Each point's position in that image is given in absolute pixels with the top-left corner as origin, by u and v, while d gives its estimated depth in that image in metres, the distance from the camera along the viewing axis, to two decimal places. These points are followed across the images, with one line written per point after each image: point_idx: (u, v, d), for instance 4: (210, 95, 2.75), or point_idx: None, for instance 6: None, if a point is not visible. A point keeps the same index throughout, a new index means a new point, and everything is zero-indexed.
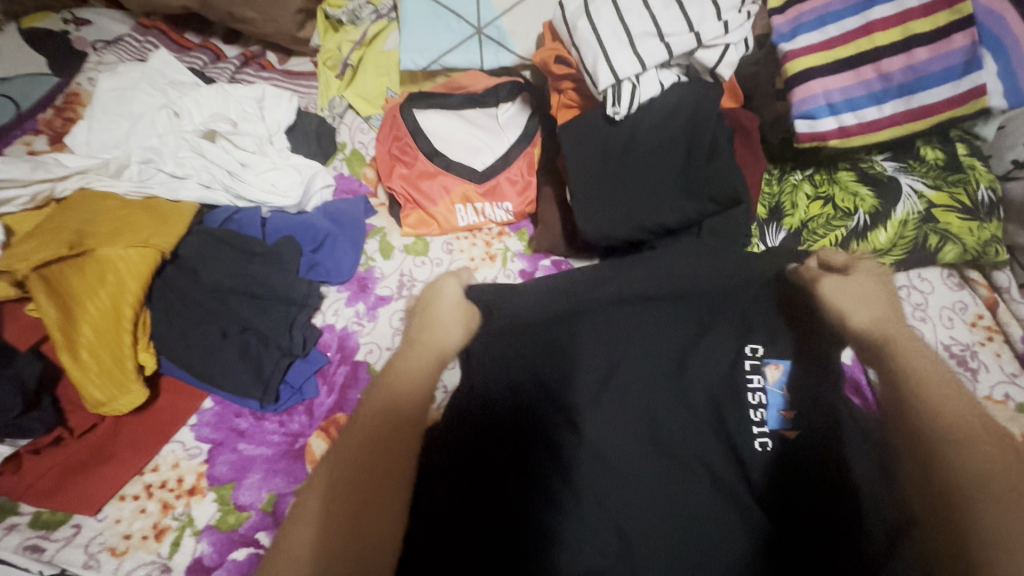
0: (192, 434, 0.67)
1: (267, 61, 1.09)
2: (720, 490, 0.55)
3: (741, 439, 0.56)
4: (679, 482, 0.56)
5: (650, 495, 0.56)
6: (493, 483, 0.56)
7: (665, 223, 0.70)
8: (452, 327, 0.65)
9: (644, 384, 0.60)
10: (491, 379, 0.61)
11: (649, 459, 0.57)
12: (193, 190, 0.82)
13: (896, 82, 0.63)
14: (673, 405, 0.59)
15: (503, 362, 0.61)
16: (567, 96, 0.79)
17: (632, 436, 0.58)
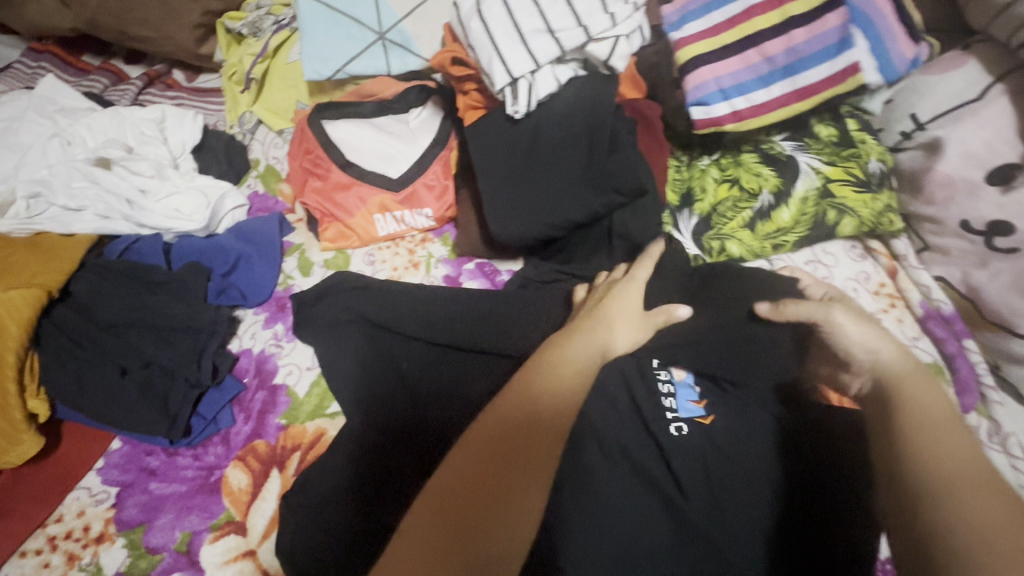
0: (98, 478, 0.64)
1: (173, 80, 1.05)
2: (640, 477, 0.60)
3: (657, 425, 0.62)
4: (602, 481, 0.59)
5: (626, 521, 0.57)
6: None
7: (573, 219, 0.70)
8: (630, 327, 0.60)
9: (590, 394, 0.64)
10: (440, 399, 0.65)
11: (622, 481, 0.59)
12: (89, 222, 0.78)
13: (780, 64, 0.64)
14: (606, 410, 0.63)
15: (443, 377, 0.66)
16: (471, 97, 0.77)
17: (601, 456, 0.60)
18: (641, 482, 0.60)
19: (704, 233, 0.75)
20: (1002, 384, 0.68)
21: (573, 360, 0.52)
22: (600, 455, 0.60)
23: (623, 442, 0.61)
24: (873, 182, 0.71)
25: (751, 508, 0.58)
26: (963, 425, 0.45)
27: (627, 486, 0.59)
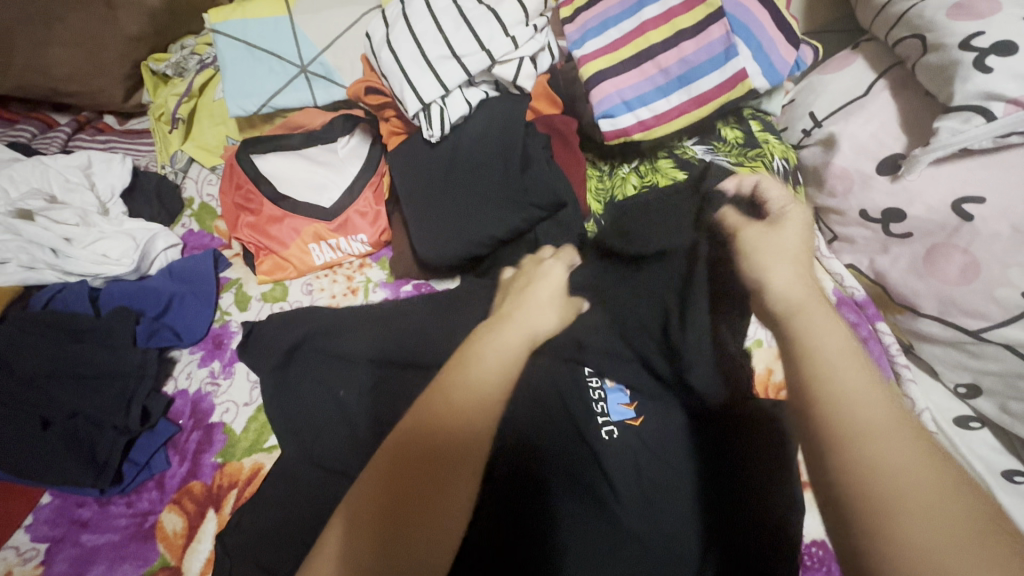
0: (27, 535, 0.63)
1: (105, 124, 1.05)
2: (575, 481, 0.59)
3: (589, 430, 0.62)
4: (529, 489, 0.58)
5: (585, 521, 0.57)
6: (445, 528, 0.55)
7: (496, 235, 0.72)
8: (546, 310, 0.60)
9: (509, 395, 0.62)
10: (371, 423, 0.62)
11: (570, 479, 0.59)
12: (13, 274, 0.77)
13: (675, 74, 0.68)
14: (536, 413, 0.62)
15: (376, 396, 0.65)
16: (391, 123, 0.79)
17: (550, 452, 0.60)
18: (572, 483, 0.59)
19: None
20: (914, 360, 0.71)
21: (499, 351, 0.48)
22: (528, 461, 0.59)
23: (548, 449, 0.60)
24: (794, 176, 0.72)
25: (677, 500, 0.59)
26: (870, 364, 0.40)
27: (561, 489, 0.58)
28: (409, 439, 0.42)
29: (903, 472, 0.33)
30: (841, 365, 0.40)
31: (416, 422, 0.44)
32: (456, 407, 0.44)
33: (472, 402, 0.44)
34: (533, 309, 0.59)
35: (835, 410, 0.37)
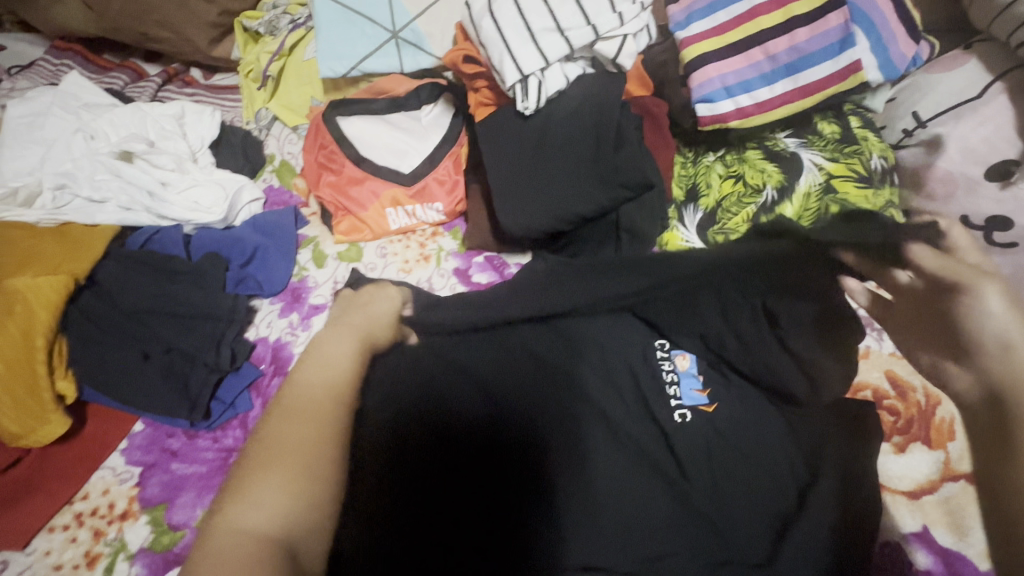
0: (122, 458, 0.66)
1: (191, 77, 1.08)
2: (641, 457, 0.63)
3: (661, 411, 0.65)
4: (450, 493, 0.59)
5: (630, 494, 0.60)
6: (466, 486, 0.60)
7: (582, 213, 0.73)
8: (379, 315, 0.69)
9: (409, 391, 0.64)
10: (432, 383, 0.65)
11: (617, 451, 0.63)
12: (112, 212, 0.80)
13: (783, 63, 0.66)
14: (531, 385, 0.67)
15: (438, 357, 0.67)
16: (482, 93, 0.80)
17: (584, 423, 0.65)
18: (524, 458, 0.62)
19: (709, 227, 0.78)
20: None
21: (318, 369, 0.61)
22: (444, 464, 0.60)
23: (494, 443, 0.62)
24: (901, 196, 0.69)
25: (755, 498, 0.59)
26: None
27: (575, 460, 0.62)
28: (298, 434, 0.55)
29: None
30: None
31: (281, 416, 0.57)
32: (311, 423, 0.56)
33: (314, 403, 0.58)
34: (367, 313, 0.69)
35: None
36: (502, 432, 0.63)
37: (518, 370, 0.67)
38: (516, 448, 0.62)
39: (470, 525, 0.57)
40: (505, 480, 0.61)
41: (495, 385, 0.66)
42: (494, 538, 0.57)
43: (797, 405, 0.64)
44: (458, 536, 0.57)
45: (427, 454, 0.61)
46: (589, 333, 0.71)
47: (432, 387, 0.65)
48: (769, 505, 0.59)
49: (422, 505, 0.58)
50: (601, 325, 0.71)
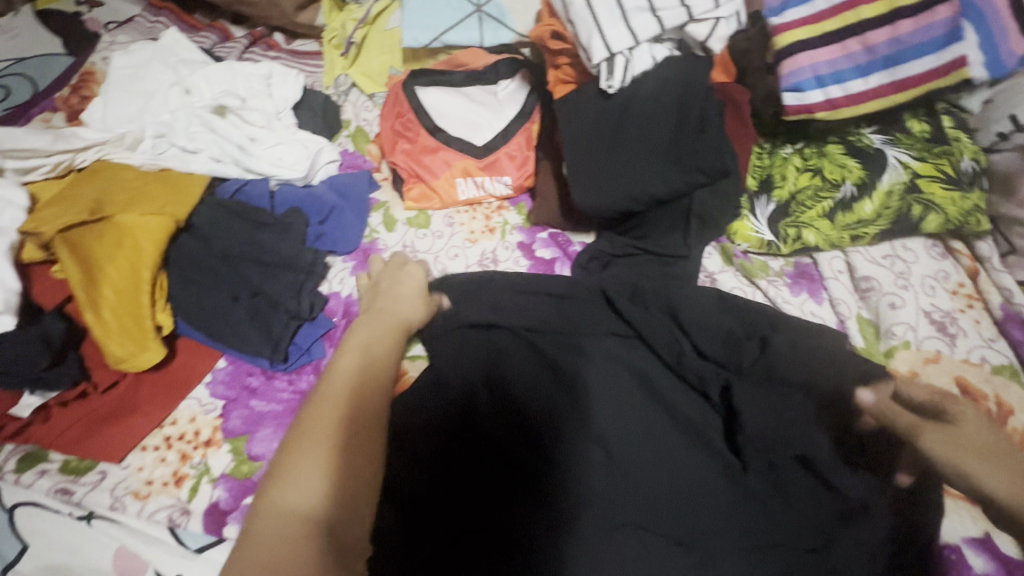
0: (207, 391, 0.71)
1: (274, 41, 1.12)
2: (686, 431, 0.65)
3: (712, 388, 0.66)
4: (482, 448, 0.64)
5: (669, 469, 0.62)
6: (508, 451, 0.64)
7: (656, 195, 0.74)
8: (414, 305, 0.71)
9: (456, 356, 0.71)
10: (492, 352, 0.71)
11: (663, 427, 0.65)
12: (204, 163, 0.85)
13: (882, 54, 0.65)
14: (580, 359, 0.69)
15: (506, 328, 0.73)
16: (563, 71, 0.81)
17: (629, 398, 0.67)
18: (566, 429, 0.65)
19: (780, 220, 0.77)
20: None
21: (369, 346, 0.62)
22: (482, 423, 0.66)
23: (529, 407, 0.66)
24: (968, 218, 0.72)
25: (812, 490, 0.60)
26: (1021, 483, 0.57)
27: (618, 432, 0.64)
28: (339, 408, 0.52)
29: None
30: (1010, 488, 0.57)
31: (333, 389, 0.54)
32: (354, 399, 0.54)
33: (371, 375, 0.58)
34: (403, 298, 0.72)
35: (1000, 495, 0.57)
36: (548, 403, 0.66)
37: (579, 349, 0.71)
38: (557, 419, 0.65)
39: (511, 487, 0.61)
40: (544, 448, 0.64)
41: (548, 359, 0.70)
42: (528, 502, 0.60)
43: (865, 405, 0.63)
44: (496, 498, 0.61)
45: (486, 417, 0.66)
46: (649, 309, 0.73)
47: (494, 358, 0.71)
48: (830, 499, 0.59)
49: (465, 465, 0.63)
50: (653, 300, 0.73)
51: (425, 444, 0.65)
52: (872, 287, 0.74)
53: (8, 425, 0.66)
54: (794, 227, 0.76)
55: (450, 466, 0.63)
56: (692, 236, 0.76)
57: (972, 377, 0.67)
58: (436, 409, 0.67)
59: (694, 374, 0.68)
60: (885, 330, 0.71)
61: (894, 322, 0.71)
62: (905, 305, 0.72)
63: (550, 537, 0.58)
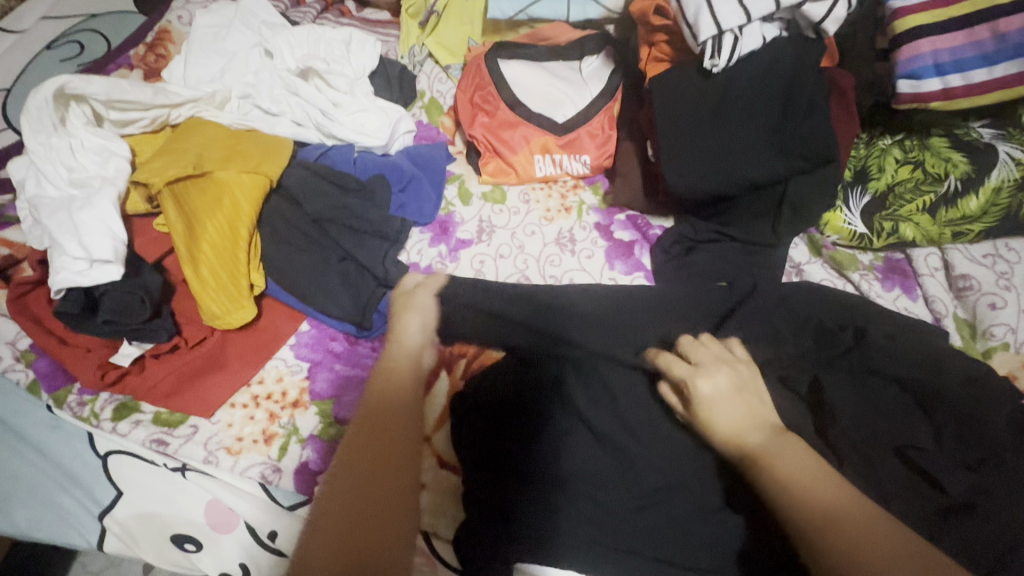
0: (292, 352, 0.71)
1: (347, 8, 1.11)
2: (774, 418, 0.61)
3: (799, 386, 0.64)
4: (554, 428, 0.62)
5: None
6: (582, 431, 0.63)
7: (754, 178, 0.73)
8: (426, 317, 0.65)
9: (517, 333, 0.69)
10: (552, 329, 0.68)
11: None
12: (288, 126, 0.85)
13: (1011, 43, 0.63)
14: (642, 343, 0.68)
15: (561, 314, 0.69)
16: (659, 48, 0.79)
17: None
18: (634, 413, 0.63)
19: (877, 213, 0.75)
20: None
21: (372, 400, 0.54)
22: (556, 403, 0.64)
23: (593, 390, 0.65)
24: None
25: (903, 483, 0.56)
26: (829, 481, 0.47)
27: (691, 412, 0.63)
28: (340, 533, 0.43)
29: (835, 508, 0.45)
30: (813, 486, 0.47)
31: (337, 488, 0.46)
32: (360, 467, 0.47)
33: (375, 446, 0.49)
34: (415, 315, 0.64)
35: (783, 497, 0.47)
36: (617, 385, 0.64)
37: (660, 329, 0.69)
38: (627, 403, 0.63)
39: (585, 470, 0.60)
40: (615, 433, 0.62)
41: (618, 342, 0.68)
42: (604, 483, 0.60)
43: (964, 405, 0.60)
44: (573, 477, 0.60)
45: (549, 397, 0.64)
46: (723, 304, 0.71)
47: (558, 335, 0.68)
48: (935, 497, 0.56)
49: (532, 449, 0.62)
50: (741, 292, 0.72)
51: (498, 417, 0.64)
52: (970, 286, 0.72)
53: (107, 372, 0.66)
54: (889, 221, 0.75)
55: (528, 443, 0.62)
56: (781, 224, 0.74)
57: None
58: (508, 386, 0.65)
59: (779, 370, 0.66)
60: (982, 330, 0.70)
61: (993, 322, 0.69)
62: (1006, 305, 0.70)
63: (634, 515, 0.58)
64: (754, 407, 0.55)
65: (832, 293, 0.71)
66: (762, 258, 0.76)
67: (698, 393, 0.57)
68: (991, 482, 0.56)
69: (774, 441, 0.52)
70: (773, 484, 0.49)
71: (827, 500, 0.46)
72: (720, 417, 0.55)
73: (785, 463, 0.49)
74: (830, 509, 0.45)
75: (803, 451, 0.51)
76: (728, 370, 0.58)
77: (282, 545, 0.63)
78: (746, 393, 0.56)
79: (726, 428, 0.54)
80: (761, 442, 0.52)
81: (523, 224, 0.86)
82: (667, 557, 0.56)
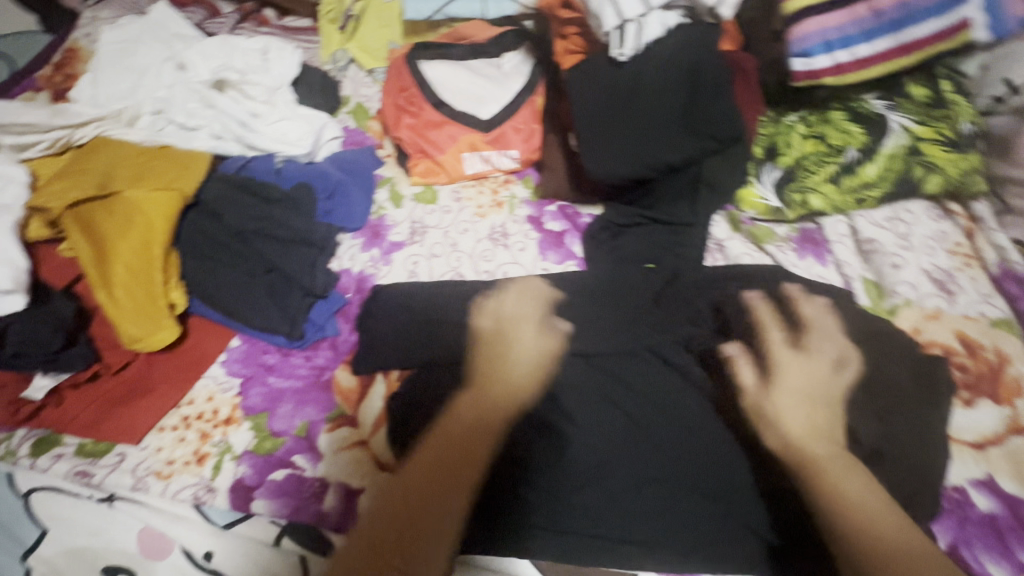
0: (223, 369, 0.70)
1: (266, 17, 1.09)
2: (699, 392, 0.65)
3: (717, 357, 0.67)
4: (499, 425, 0.63)
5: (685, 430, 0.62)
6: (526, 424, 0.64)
7: (669, 161, 0.75)
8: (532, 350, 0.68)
9: (461, 336, 0.71)
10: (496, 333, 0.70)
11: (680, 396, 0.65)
12: (205, 140, 0.83)
13: (887, 18, 0.68)
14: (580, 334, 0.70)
15: (500, 315, 0.72)
16: (573, 41, 0.81)
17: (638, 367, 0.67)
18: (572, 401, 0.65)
19: (787, 186, 0.79)
20: None
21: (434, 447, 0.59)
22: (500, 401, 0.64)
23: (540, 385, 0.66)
24: (954, 184, 0.76)
25: None
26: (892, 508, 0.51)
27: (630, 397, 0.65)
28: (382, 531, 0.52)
29: (911, 551, 0.48)
30: (873, 510, 0.51)
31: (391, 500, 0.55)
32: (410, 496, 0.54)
33: (420, 494, 0.54)
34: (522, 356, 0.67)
35: (829, 508, 0.52)
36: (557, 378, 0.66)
37: (593, 316, 0.72)
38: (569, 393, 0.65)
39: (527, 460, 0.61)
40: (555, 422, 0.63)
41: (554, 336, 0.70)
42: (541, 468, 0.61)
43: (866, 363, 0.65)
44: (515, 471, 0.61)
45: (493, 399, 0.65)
46: (644, 287, 0.74)
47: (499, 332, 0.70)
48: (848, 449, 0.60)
49: (479, 453, 0.61)
50: (661, 276, 0.75)
51: (451, 419, 0.64)
52: (875, 248, 0.76)
53: (21, 409, 0.65)
54: (798, 193, 0.79)
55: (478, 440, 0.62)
56: (699, 203, 0.78)
57: (971, 329, 0.69)
58: (458, 384, 0.66)
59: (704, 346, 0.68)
60: (887, 289, 0.74)
61: (897, 281, 0.74)
62: (907, 265, 0.74)
63: (596, 490, 0.59)
64: (812, 410, 0.59)
65: (749, 270, 0.75)
66: (691, 239, 0.77)
67: (776, 391, 0.61)
68: (896, 429, 0.61)
69: (832, 456, 0.55)
70: (827, 508, 0.52)
71: (869, 523, 0.50)
72: (791, 420, 0.59)
73: (847, 484, 0.53)
74: (901, 550, 0.48)
75: (870, 480, 0.53)
76: (797, 367, 0.63)
77: (220, 565, 0.59)
78: (809, 398, 0.60)
79: (794, 427, 0.58)
80: (801, 442, 0.57)
81: (450, 222, 0.86)
82: (605, 533, 0.58)
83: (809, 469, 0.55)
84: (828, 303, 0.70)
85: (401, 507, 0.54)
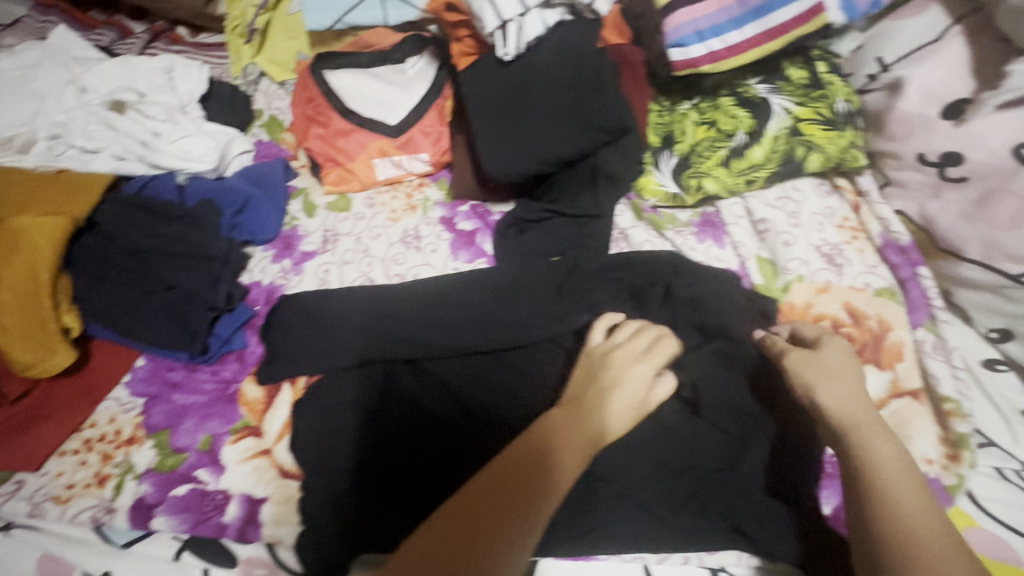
0: (126, 390, 0.70)
1: (177, 35, 1.08)
2: None
3: None
4: (413, 433, 0.64)
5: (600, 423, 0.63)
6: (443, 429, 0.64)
7: (563, 154, 0.77)
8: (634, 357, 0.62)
9: (375, 338, 0.71)
10: (420, 338, 0.71)
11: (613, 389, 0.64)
12: (105, 162, 0.82)
13: (750, 6, 0.70)
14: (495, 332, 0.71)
15: (424, 318, 0.72)
16: (465, 43, 0.83)
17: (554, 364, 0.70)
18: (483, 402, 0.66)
19: (683, 172, 0.81)
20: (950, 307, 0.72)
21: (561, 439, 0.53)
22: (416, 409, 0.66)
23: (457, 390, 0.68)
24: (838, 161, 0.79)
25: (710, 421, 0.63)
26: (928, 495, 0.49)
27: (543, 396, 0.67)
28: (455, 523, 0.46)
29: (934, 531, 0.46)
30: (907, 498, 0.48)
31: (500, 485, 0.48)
32: (503, 489, 0.48)
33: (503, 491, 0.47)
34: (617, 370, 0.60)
35: (871, 478, 0.50)
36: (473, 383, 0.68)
37: (501, 311, 0.73)
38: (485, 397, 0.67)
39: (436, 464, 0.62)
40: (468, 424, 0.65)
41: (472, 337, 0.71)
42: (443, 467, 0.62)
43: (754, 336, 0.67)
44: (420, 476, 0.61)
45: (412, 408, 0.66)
46: (552, 278, 0.75)
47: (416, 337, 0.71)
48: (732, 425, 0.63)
49: (395, 462, 0.62)
50: (566, 268, 0.76)
51: (369, 430, 0.64)
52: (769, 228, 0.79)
53: None
54: (693, 179, 0.80)
55: (389, 444, 0.63)
56: (597, 194, 0.79)
57: (856, 299, 0.72)
58: (371, 390, 0.67)
59: None
60: (781, 266, 0.76)
61: (788, 258, 0.76)
62: (798, 242, 0.77)
63: None
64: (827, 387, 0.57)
65: (650, 256, 0.75)
66: (596, 230, 0.79)
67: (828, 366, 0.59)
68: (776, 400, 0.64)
69: (874, 425, 0.54)
70: (868, 479, 0.50)
71: (913, 514, 0.47)
72: (824, 394, 0.57)
73: (883, 459, 0.51)
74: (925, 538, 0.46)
75: (906, 459, 0.52)
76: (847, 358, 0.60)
77: None
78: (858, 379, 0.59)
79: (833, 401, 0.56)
80: (849, 412, 0.55)
81: (364, 228, 0.87)
82: None
83: (853, 441, 0.53)
84: (720, 284, 0.72)
85: (483, 508, 0.47)
